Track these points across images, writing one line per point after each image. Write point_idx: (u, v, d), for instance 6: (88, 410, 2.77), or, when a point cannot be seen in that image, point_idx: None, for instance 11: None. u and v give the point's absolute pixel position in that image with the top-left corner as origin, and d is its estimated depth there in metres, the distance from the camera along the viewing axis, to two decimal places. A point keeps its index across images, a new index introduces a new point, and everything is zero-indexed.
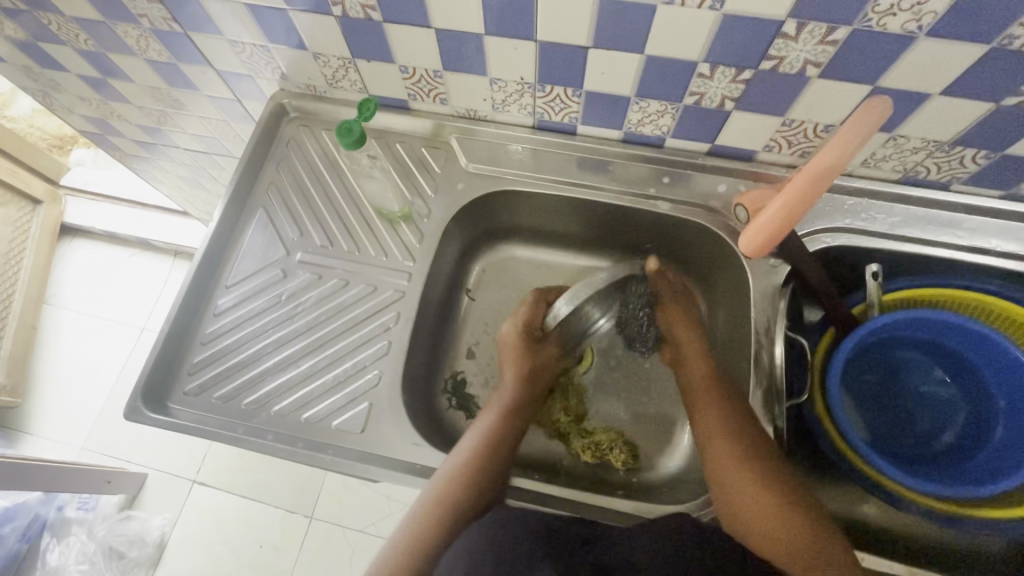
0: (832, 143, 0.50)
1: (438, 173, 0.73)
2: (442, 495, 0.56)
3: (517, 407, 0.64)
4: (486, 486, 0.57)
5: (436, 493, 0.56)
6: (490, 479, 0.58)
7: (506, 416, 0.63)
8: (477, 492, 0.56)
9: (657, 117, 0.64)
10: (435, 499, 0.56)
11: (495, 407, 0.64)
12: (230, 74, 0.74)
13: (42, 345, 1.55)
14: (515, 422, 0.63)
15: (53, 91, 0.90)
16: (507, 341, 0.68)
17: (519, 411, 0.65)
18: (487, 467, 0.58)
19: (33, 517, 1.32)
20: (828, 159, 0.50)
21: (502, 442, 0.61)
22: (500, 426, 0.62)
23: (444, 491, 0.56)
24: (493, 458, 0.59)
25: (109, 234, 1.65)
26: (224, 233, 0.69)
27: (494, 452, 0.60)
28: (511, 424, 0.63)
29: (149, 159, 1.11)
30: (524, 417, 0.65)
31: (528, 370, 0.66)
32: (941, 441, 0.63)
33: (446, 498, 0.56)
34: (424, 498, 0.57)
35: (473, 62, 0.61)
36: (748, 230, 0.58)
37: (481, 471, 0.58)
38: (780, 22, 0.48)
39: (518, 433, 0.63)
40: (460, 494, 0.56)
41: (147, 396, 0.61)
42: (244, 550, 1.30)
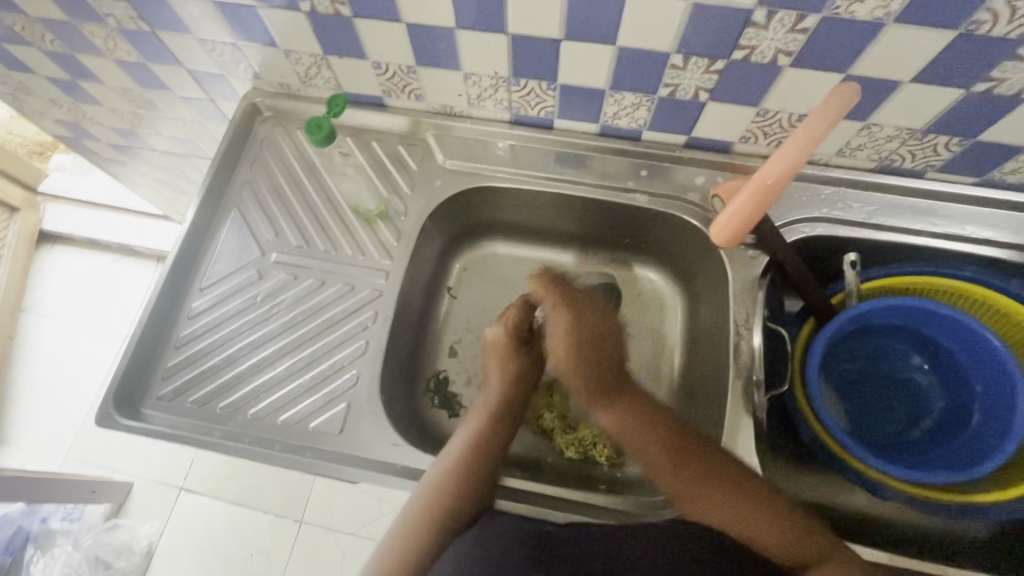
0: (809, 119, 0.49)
1: (415, 171, 0.72)
2: (432, 503, 0.55)
3: (505, 405, 0.64)
4: (477, 491, 0.56)
5: (427, 497, 0.56)
6: (482, 482, 0.58)
7: (494, 413, 0.63)
8: (468, 499, 0.56)
9: (633, 110, 0.64)
10: (427, 506, 0.55)
11: (483, 403, 0.64)
12: (202, 75, 0.73)
13: (23, 354, 1.53)
14: (505, 419, 0.63)
15: (23, 95, 0.88)
16: (495, 344, 0.67)
17: (509, 411, 0.64)
18: (479, 471, 0.58)
19: (17, 529, 1.30)
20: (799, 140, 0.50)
21: (493, 443, 0.61)
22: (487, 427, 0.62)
23: (433, 498, 0.55)
24: (483, 461, 0.59)
25: (90, 240, 1.63)
26: (197, 234, 0.68)
27: (486, 454, 0.59)
28: (498, 424, 0.63)
29: (126, 163, 1.10)
30: (514, 416, 0.65)
31: (515, 375, 0.66)
32: (920, 428, 0.63)
33: (436, 502, 0.55)
34: (415, 506, 0.56)
35: (447, 57, 0.60)
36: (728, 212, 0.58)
37: (471, 475, 0.57)
38: (750, 11, 0.48)
39: (509, 434, 0.63)
40: (453, 502, 0.55)
41: (119, 402, 0.60)
42: (233, 557, 1.28)
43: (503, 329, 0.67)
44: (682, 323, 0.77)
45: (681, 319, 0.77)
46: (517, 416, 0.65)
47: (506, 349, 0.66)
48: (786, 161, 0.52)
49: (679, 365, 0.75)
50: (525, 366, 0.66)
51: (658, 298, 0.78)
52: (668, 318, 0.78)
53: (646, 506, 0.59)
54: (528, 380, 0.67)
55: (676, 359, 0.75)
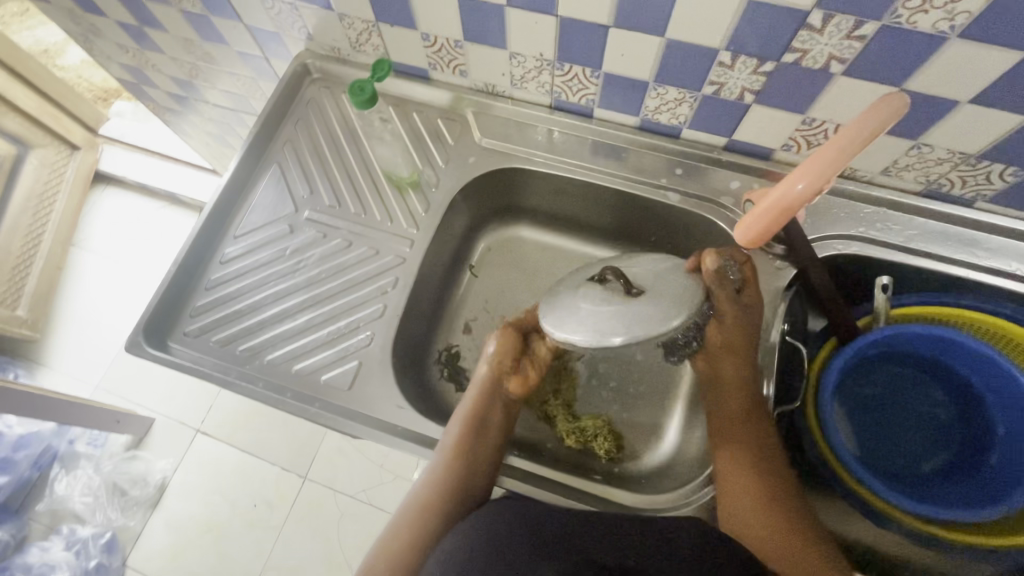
0: (849, 127, 0.46)
1: (451, 146, 0.73)
2: (439, 491, 0.58)
3: (494, 393, 0.62)
4: (476, 480, 0.58)
5: (434, 486, 0.58)
6: (484, 462, 0.59)
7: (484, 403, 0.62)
8: (471, 486, 0.58)
9: (675, 105, 0.63)
10: (433, 495, 0.58)
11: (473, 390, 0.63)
12: (259, 31, 0.75)
13: (69, 285, 1.62)
14: (495, 409, 0.62)
15: (93, 37, 0.93)
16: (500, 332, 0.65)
17: (498, 396, 0.62)
18: (480, 460, 0.59)
19: (46, 447, 1.39)
20: (831, 157, 0.47)
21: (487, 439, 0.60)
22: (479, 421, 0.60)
23: (440, 486, 0.58)
24: (481, 446, 0.59)
25: (140, 185, 1.71)
26: (237, 184, 0.71)
27: (484, 436, 0.60)
28: (495, 407, 0.62)
29: (181, 113, 1.15)
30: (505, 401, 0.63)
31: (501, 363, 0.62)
32: (933, 463, 0.61)
33: (443, 490, 0.57)
34: (422, 495, 0.58)
35: (494, 34, 0.61)
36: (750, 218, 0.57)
37: (472, 459, 0.58)
38: (806, 13, 0.47)
39: (507, 414, 0.63)
40: (457, 491, 0.57)
41: (149, 333, 0.63)
42: (239, 501, 1.34)
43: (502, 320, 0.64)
44: None
45: None
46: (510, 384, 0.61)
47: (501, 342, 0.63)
48: (818, 175, 0.49)
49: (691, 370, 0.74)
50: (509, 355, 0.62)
51: None
52: None
53: (648, 502, 0.58)
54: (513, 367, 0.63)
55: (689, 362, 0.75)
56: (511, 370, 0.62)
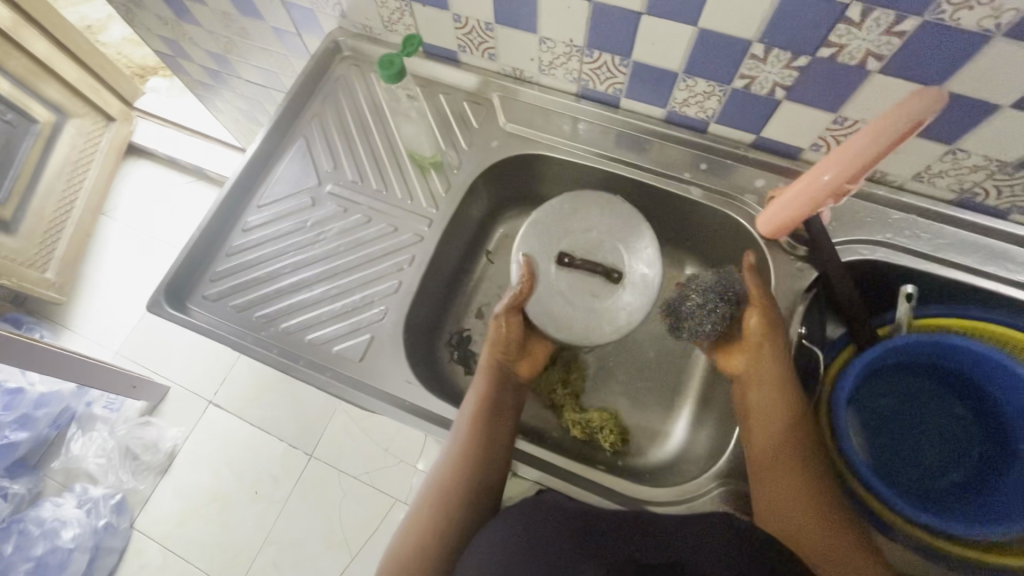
0: (867, 131, 0.46)
1: (475, 129, 0.73)
2: (457, 474, 0.56)
3: (504, 379, 0.64)
4: (493, 457, 0.57)
5: (452, 468, 0.57)
6: (499, 439, 0.59)
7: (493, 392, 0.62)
8: (489, 465, 0.57)
9: (703, 99, 0.62)
10: (453, 478, 0.57)
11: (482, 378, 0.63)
12: (294, 7, 0.76)
13: (96, 252, 1.66)
14: (503, 396, 0.62)
15: (135, 8, 0.95)
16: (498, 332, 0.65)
17: (506, 381, 0.64)
18: (494, 436, 0.58)
19: (65, 407, 1.42)
20: (851, 155, 0.48)
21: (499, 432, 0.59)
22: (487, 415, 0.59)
23: (458, 468, 0.57)
24: (494, 422, 0.59)
25: (170, 159, 1.75)
26: (264, 155, 0.72)
27: (496, 413, 0.60)
28: (505, 388, 0.63)
29: (214, 89, 1.17)
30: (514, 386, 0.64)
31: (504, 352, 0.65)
32: (949, 478, 0.59)
33: (460, 472, 0.56)
34: (441, 479, 0.57)
35: (525, 18, 0.61)
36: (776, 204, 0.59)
37: (487, 435, 0.58)
38: (845, 5, 0.46)
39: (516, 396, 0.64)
40: (476, 470, 0.56)
41: (170, 293, 0.65)
42: (245, 474, 1.37)
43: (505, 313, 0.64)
44: None
45: None
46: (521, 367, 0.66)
47: (506, 335, 0.65)
48: (844, 168, 0.50)
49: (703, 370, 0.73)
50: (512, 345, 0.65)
51: None
52: None
53: (663, 494, 0.58)
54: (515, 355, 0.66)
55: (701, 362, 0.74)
56: (517, 356, 0.66)
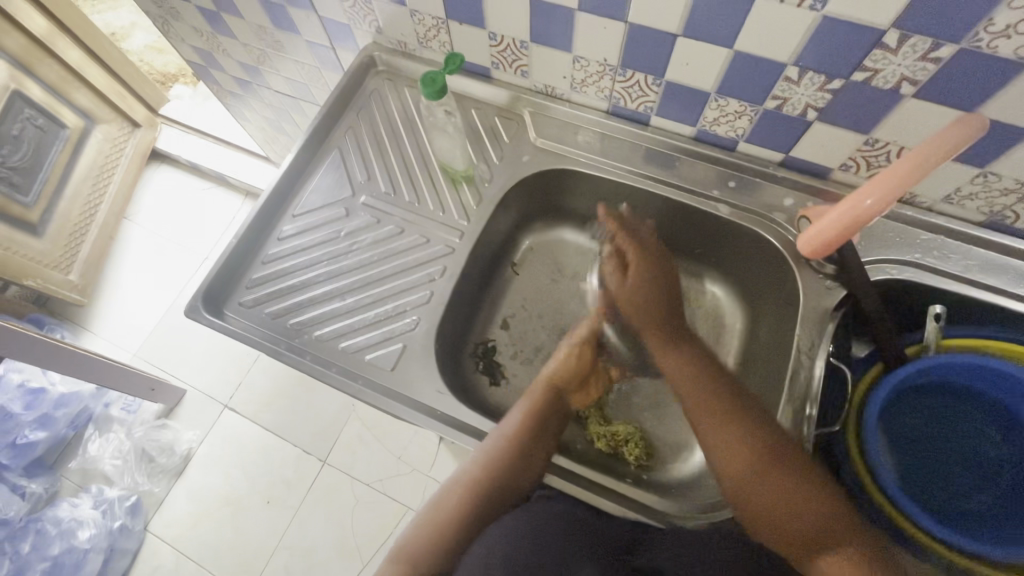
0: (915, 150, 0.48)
1: (506, 144, 0.75)
2: (489, 473, 0.57)
3: (553, 406, 0.62)
4: (530, 467, 0.57)
5: (486, 466, 0.57)
6: (540, 450, 0.59)
7: (537, 415, 0.60)
8: (526, 473, 0.57)
9: (734, 118, 0.63)
10: (485, 475, 0.57)
11: (531, 399, 0.62)
12: (330, 23, 0.79)
13: (118, 255, 1.69)
14: (548, 420, 0.61)
15: (172, 20, 0.98)
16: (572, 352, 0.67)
17: (556, 406, 0.63)
18: (536, 447, 0.59)
19: (83, 408, 1.43)
20: (893, 179, 0.50)
21: (536, 454, 0.58)
22: (528, 435, 0.59)
23: (492, 468, 0.57)
24: (539, 435, 0.59)
25: (192, 165, 1.78)
26: (300, 166, 0.74)
27: (542, 426, 0.60)
28: (553, 403, 0.63)
29: (242, 98, 1.20)
30: (562, 413, 0.63)
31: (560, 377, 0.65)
32: (977, 500, 0.59)
33: (494, 473, 0.57)
34: (470, 475, 0.57)
35: (561, 37, 0.62)
36: (813, 231, 0.60)
37: (530, 445, 0.58)
38: (882, 32, 0.47)
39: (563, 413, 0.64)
40: (510, 473, 0.56)
41: (207, 299, 0.66)
42: (259, 479, 1.37)
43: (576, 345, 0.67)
44: (738, 344, 0.76)
45: (738, 339, 0.76)
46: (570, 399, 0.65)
47: (578, 363, 0.66)
48: (886, 192, 0.51)
49: (728, 386, 0.74)
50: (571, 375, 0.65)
51: (718, 313, 0.78)
52: (724, 337, 0.77)
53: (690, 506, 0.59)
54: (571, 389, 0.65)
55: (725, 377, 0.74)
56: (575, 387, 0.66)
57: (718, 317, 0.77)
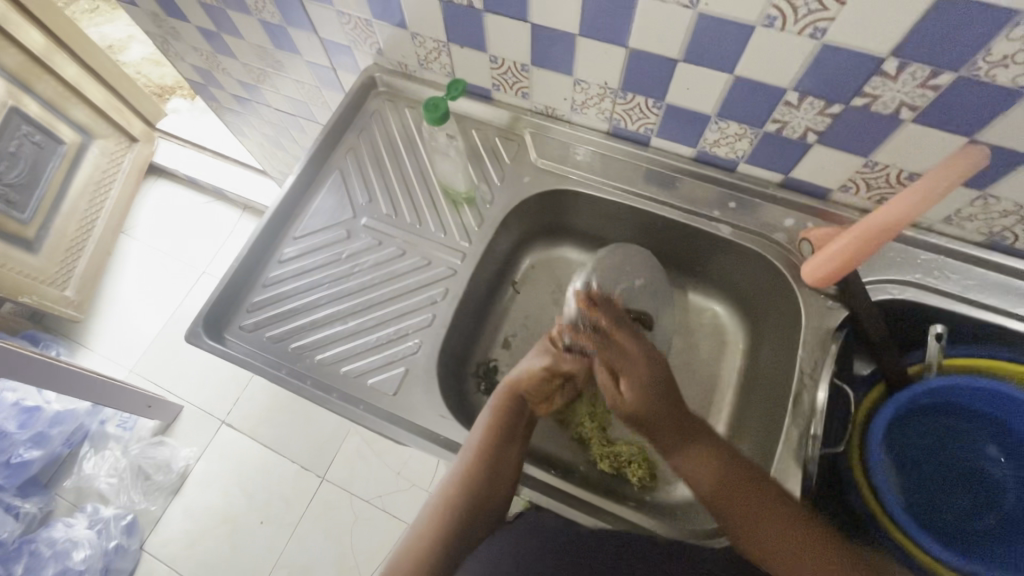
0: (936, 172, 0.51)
1: (507, 164, 0.75)
2: (466, 478, 0.56)
3: (520, 408, 0.61)
4: (504, 468, 0.57)
5: (462, 472, 0.57)
6: (511, 451, 0.58)
7: (505, 417, 0.60)
8: (499, 473, 0.57)
9: (734, 140, 0.64)
10: (462, 481, 0.56)
11: (497, 402, 0.61)
12: (330, 44, 0.79)
13: (115, 270, 1.68)
14: (516, 420, 0.61)
15: (171, 39, 0.98)
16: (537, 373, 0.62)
17: (522, 409, 0.62)
18: (506, 447, 0.58)
19: (79, 426, 1.42)
20: (915, 199, 0.52)
21: (508, 455, 0.58)
22: (499, 436, 0.58)
23: (468, 473, 0.56)
24: (510, 437, 0.59)
25: (190, 179, 1.78)
26: (301, 188, 0.74)
27: (511, 427, 0.60)
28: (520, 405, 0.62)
29: (241, 114, 1.20)
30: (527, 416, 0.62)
31: (528, 388, 0.62)
32: (983, 521, 0.59)
33: (469, 476, 0.56)
34: (449, 484, 0.57)
35: (562, 61, 0.63)
36: (828, 252, 0.59)
37: (500, 445, 0.58)
38: (881, 60, 0.48)
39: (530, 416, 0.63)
40: (485, 476, 0.56)
41: (207, 323, 0.66)
42: (257, 496, 1.36)
43: (546, 366, 0.61)
44: (741, 363, 0.76)
45: (740, 357, 0.76)
46: (536, 409, 0.64)
47: (541, 384, 0.62)
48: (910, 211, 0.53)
49: (731, 405, 0.73)
50: (540, 386, 0.62)
51: (720, 331, 0.78)
52: (726, 355, 0.77)
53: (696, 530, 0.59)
54: (538, 399, 0.63)
55: (728, 396, 0.74)
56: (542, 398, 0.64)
57: (720, 335, 0.78)
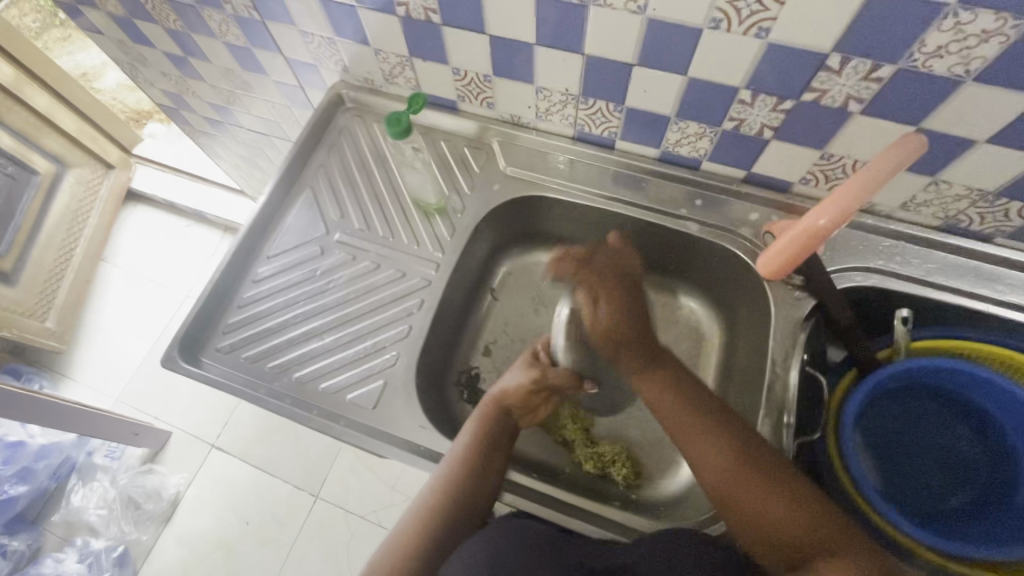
0: (879, 159, 0.50)
1: (477, 174, 0.76)
2: (445, 488, 0.56)
3: (501, 422, 0.62)
4: (484, 480, 0.57)
5: (441, 482, 0.57)
6: (493, 463, 0.59)
7: (488, 428, 0.61)
8: (479, 484, 0.57)
9: (695, 139, 0.65)
10: (440, 492, 0.56)
11: (479, 416, 0.62)
12: (296, 63, 0.79)
13: (96, 298, 1.67)
14: (499, 430, 0.61)
15: (139, 65, 0.98)
16: (517, 390, 0.64)
17: (505, 422, 0.63)
18: (487, 460, 0.58)
19: (65, 458, 1.40)
20: (851, 190, 0.52)
21: (489, 467, 0.58)
22: (481, 448, 0.59)
23: (447, 483, 0.57)
24: (491, 450, 0.59)
25: (169, 203, 1.77)
26: (272, 207, 0.74)
27: (492, 439, 0.60)
28: (500, 417, 0.62)
29: (215, 137, 1.20)
30: (511, 428, 0.63)
31: (514, 403, 0.64)
32: (956, 499, 0.60)
33: (449, 487, 0.56)
34: (428, 495, 0.57)
35: (522, 70, 0.64)
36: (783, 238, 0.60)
37: (481, 458, 0.58)
38: (825, 56, 0.49)
39: (513, 427, 0.63)
40: (463, 485, 0.56)
41: (183, 348, 0.66)
42: (250, 518, 1.34)
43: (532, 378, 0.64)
44: (719, 356, 0.77)
45: (718, 351, 0.77)
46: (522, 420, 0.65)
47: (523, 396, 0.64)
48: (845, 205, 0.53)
49: None
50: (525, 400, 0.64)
51: (697, 326, 0.79)
52: (704, 350, 0.78)
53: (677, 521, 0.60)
54: (523, 411, 0.65)
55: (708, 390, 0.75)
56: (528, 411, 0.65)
57: (696, 331, 0.79)
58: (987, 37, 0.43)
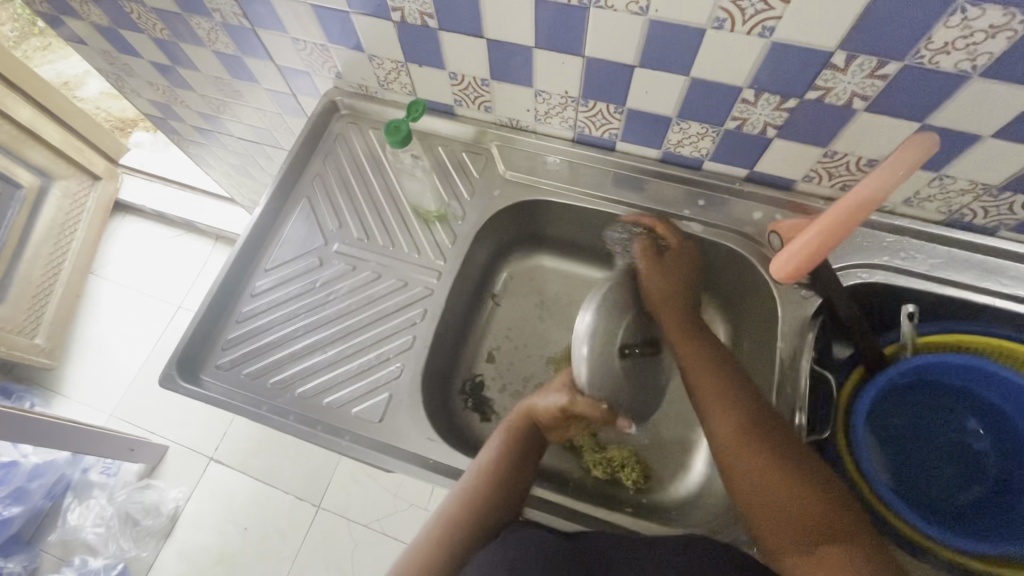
0: (894, 158, 0.50)
1: (476, 178, 0.75)
2: (467, 501, 0.55)
3: (528, 440, 0.60)
4: (507, 496, 0.56)
5: (463, 495, 0.56)
6: (517, 480, 0.57)
7: (513, 445, 0.59)
8: (503, 500, 0.55)
9: (697, 139, 0.64)
10: (461, 505, 0.55)
11: (506, 430, 0.61)
12: (288, 70, 0.78)
13: (86, 312, 1.64)
14: (526, 447, 0.60)
15: (125, 75, 0.96)
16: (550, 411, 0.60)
17: (533, 439, 0.61)
18: (511, 476, 0.57)
19: (59, 476, 1.37)
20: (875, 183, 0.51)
21: (513, 483, 0.56)
22: (506, 464, 0.57)
23: (470, 496, 0.55)
24: (515, 466, 0.58)
25: (158, 213, 1.75)
26: (269, 218, 0.73)
27: (519, 455, 0.58)
28: (528, 434, 0.61)
29: (204, 146, 1.18)
30: (539, 446, 0.61)
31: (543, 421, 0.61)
32: (967, 494, 0.60)
33: (470, 501, 0.55)
34: (449, 506, 0.56)
35: (521, 73, 0.63)
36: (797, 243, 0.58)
37: (504, 474, 0.57)
38: (829, 54, 0.49)
39: (541, 446, 0.61)
40: (486, 500, 0.55)
41: (182, 366, 0.64)
42: (252, 531, 1.33)
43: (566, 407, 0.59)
44: None
45: (723, 351, 0.76)
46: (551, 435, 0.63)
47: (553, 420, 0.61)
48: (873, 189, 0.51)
49: None
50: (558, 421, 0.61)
51: (702, 326, 0.78)
52: None
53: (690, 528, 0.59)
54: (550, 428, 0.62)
55: None
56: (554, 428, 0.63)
57: (701, 331, 0.78)
58: (994, 33, 0.43)
